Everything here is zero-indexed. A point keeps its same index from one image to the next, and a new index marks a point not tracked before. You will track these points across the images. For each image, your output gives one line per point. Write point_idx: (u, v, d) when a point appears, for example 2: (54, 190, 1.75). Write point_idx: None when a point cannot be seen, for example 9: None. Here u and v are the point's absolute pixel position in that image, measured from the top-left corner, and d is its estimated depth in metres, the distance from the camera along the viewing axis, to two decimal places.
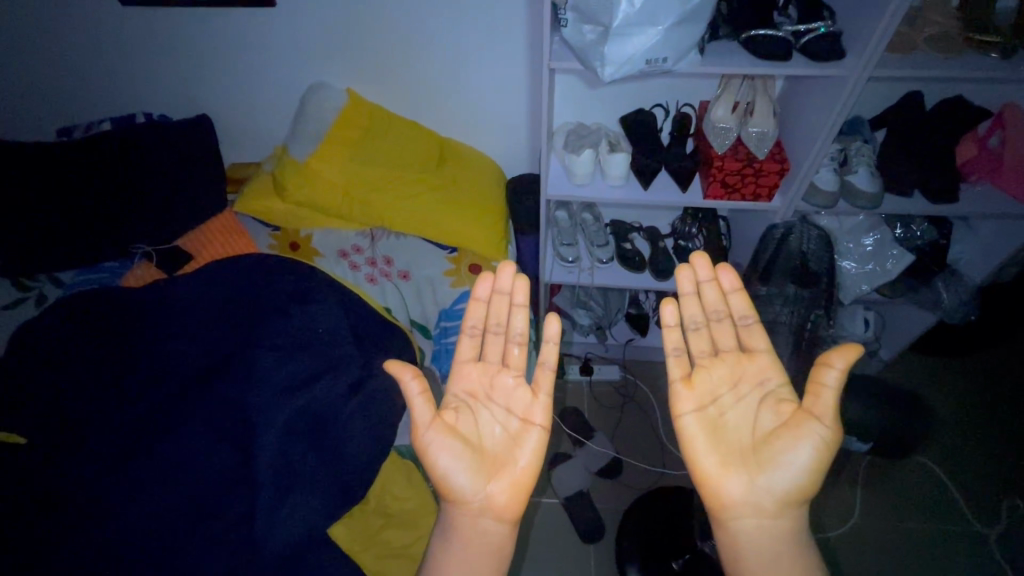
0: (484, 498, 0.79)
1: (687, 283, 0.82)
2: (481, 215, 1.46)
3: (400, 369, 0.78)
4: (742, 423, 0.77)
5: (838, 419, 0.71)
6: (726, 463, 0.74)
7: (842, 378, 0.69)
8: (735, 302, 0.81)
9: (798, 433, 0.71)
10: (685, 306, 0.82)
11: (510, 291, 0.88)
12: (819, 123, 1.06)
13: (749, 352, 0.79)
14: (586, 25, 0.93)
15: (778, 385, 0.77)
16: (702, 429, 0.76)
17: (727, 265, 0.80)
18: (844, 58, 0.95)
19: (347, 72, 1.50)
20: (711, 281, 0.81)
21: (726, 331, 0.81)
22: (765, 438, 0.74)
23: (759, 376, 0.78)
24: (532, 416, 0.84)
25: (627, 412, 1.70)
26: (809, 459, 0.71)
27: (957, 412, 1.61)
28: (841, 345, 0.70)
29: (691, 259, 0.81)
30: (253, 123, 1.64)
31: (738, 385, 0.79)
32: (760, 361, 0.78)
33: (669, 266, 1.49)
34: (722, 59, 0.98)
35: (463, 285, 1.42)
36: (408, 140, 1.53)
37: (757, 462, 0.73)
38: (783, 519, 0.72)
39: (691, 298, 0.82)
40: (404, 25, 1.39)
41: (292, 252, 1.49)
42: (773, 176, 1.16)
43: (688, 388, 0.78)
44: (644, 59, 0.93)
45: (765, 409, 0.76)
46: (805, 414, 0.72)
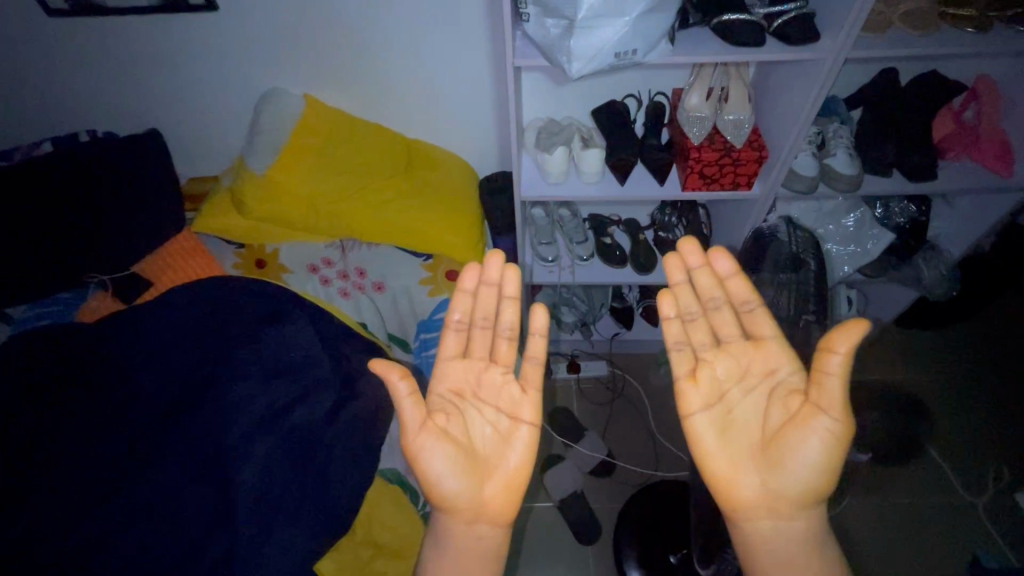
0: (479, 503, 0.76)
1: (678, 272, 0.81)
2: (454, 221, 1.41)
3: (386, 369, 0.74)
4: (751, 417, 0.76)
5: (846, 405, 0.68)
6: (735, 464, 0.74)
7: (844, 363, 0.67)
8: (741, 291, 0.79)
9: (806, 425, 0.70)
10: (681, 295, 0.81)
11: (499, 283, 0.84)
12: (796, 108, 1.03)
13: (758, 342, 0.77)
14: (549, 19, 0.88)
15: (788, 375, 0.75)
16: (712, 428, 0.76)
17: (722, 250, 0.79)
18: (820, 40, 0.92)
19: (302, 75, 1.42)
20: (703, 273, 0.81)
21: (699, 330, 0.80)
22: (775, 435, 0.72)
23: (767, 367, 0.76)
24: (521, 412, 0.80)
25: (617, 408, 1.67)
26: (823, 452, 0.69)
27: (942, 382, 1.63)
28: (843, 325, 0.66)
29: (681, 246, 0.81)
30: (207, 135, 1.55)
31: (745, 379, 0.77)
32: (771, 352, 0.76)
33: (651, 260, 1.46)
34: (695, 47, 0.93)
35: (442, 293, 1.37)
36: (374, 146, 1.46)
37: (767, 461, 0.73)
38: (798, 521, 0.72)
39: (684, 287, 0.81)
40: (359, 23, 1.31)
41: (259, 271, 1.42)
42: (752, 165, 1.12)
43: (694, 385, 0.77)
44: (614, 53, 0.88)
45: (773, 405, 0.74)
46: (812, 407, 0.69)
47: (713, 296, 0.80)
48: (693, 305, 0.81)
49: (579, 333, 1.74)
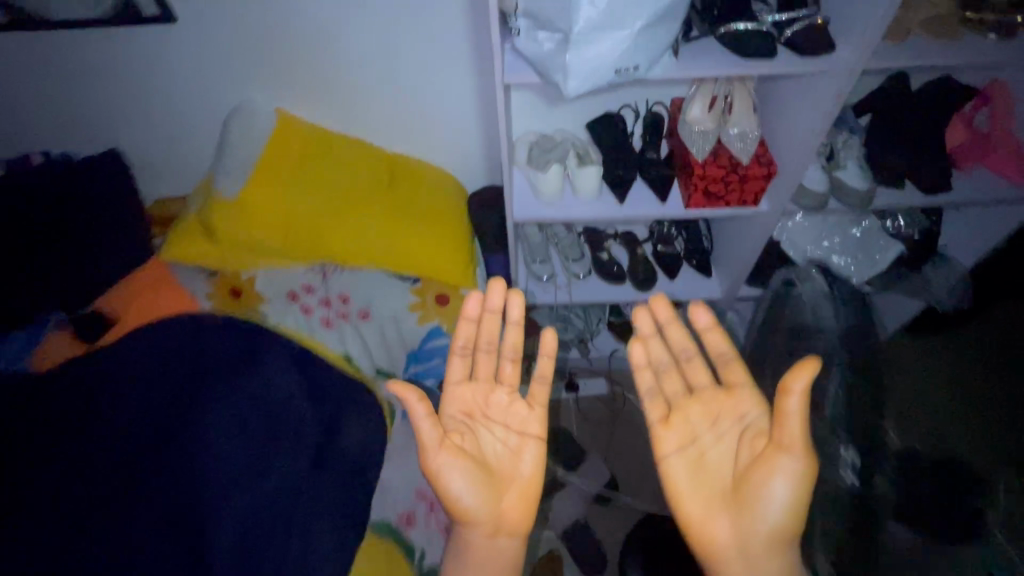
0: (496, 514, 0.75)
1: (647, 326, 0.86)
2: (443, 242, 1.33)
3: (404, 389, 0.71)
4: (723, 459, 0.78)
5: (807, 444, 0.70)
6: (709, 507, 0.77)
7: (804, 401, 0.69)
8: (713, 346, 0.81)
9: (772, 466, 0.72)
10: (652, 348, 0.86)
11: (502, 309, 0.80)
12: (806, 121, 0.95)
13: (729, 389, 0.80)
14: (542, 32, 0.79)
15: (757, 419, 0.77)
16: (685, 471, 0.78)
17: (698, 305, 0.80)
18: (835, 49, 0.84)
19: (273, 89, 1.32)
20: (673, 328, 0.85)
21: (671, 381, 0.84)
22: (743, 476, 0.75)
23: (737, 412, 0.79)
24: (529, 427, 0.79)
25: (619, 427, 1.60)
26: (790, 492, 0.71)
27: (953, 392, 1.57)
28: (795, 365, 0.69)
29: (649, 302, 0.85)
30: (173, 154, 1.44)
31: (717, 423, 0.80)
32: (741, 399, 0.78)
33: (650, 276, 1.39)
34: (701, 58, 0.85)
35: (432, 319, 1.29)
36: (353, 162, 1.36)
37: (737, 502, 0.75)
38: (776, 563, 0.73)
39: (654, 340, 0.86)
40: (332, 33, 1.21)
41: (233, 300, 1.31)
42: (759, 181, 1.05)
43: (667, 430, 0.80)
44: (614, 69, 0.80)
45: (742, 447, 0.77)
46: (775, 447, 0.72)
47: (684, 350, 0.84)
48: (664, 359, 0.85)
49: (576, 350, 1.67)
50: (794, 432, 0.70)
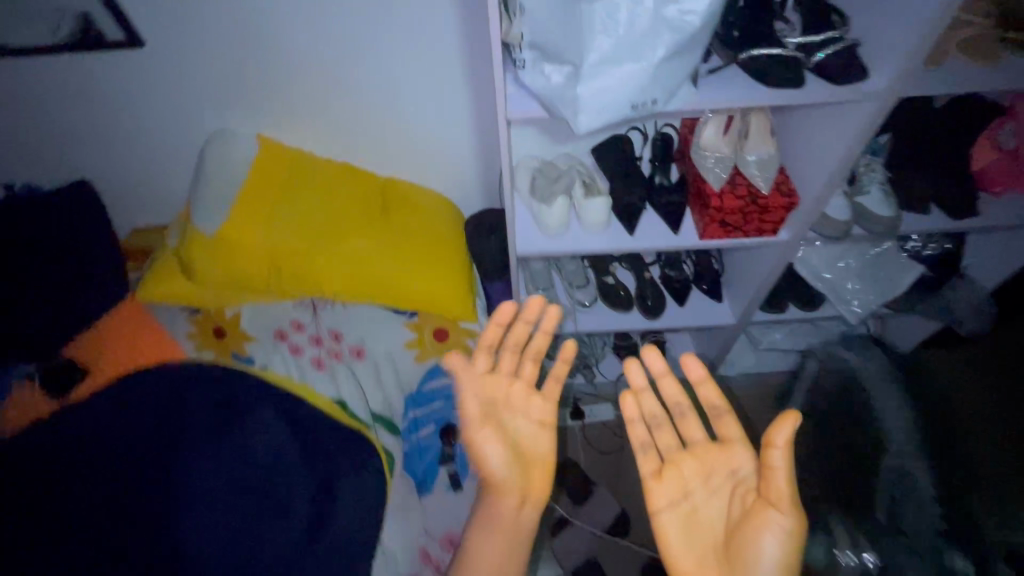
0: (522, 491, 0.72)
1: (638, 377, 0.75)
2: (441, 273, 1.25)
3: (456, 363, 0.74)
4: (717, 516, 0.68)
5: (796, 500, 0.63)
6: (700, 565, 0.68)
7: (788, 456, 0.62)
8: (707, 398, 0.71)
9: (759, 524, 0.63)
10: (644, 402, 0.75)
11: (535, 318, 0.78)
12: (832, 149, 0.88)
13: (725, 444, 0.70)
14: (550, 65, 0.71)
15: (751, 475, 0.68)
16: (676, 527, 0.69)
17: (689, 354, 0.71)
18: (869, 76, 0.77)
19: (254, 113, 1.22)
20: (667, 381, 0.74)
21: (665, 437, 0.74)
22: (732, 535, 0.66)
23: (730, 467, 0.69)
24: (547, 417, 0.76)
25: (627, 456, 1.54)
26: (781, 554, 0.62)
27: None
28: (778, 416, 0.62)
29: (641, 352, 0.74)
30: (147, 182, 1.34)
31: (709, 479, 0.70)
32: (734, 453, 0.69)
33: (659, 302, 1.32)
34: (723, 88, 0.78)
35: (431, 358, 1.21)
36: (342, 189, 1.28)
37: (729, 563, 0.65)
38: None
39: (647, 393, 0.75)
40: (315, 55, 1.12)
41: (216, 341, 1.22)
42: (779, 212, 0.98)
43: (659, 485, 0.71)
44: (629, 104, 0.72)
45: (735, 504, 0.67)
46: (762, 502, 0.64)
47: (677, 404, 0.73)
48: (659, 414, 0.75)
49: (581, 375, 1.61)
50: (780, 486, 0.62)
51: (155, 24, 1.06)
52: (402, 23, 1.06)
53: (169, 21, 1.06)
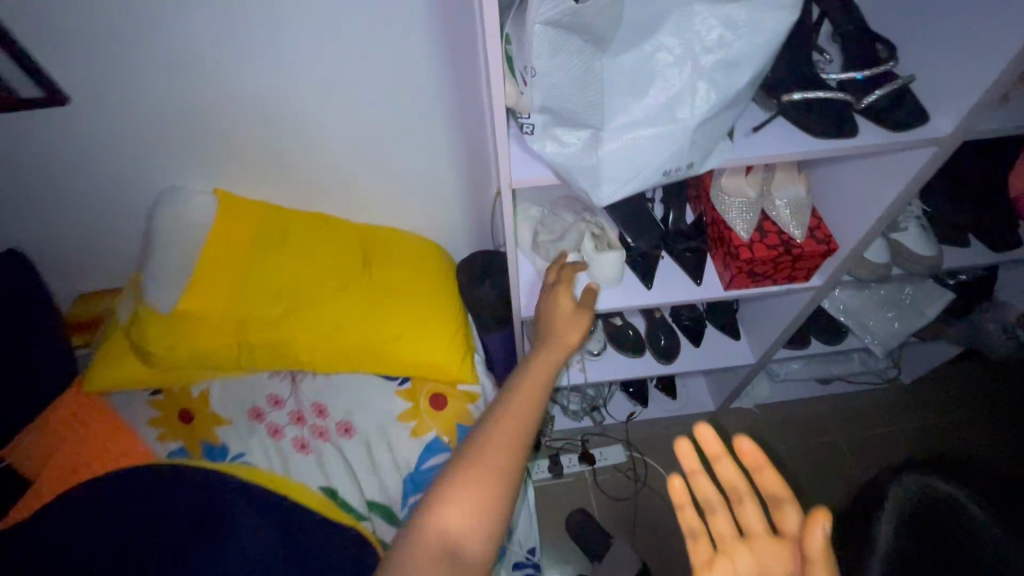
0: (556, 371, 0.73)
1: (692, 463, 0.52)
2: (434, 331, 1.11)
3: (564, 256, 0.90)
4: None
5: None
6: None
7: (830, 560, 0.44)
8: (768, 488, 0.50)
9: None
10: (700, 486, 0.52)
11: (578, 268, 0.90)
12: (876, 196, 0.78)
13: (785, 543, 0.48)
14: (565, 129, 0.58)
15: None
16: None
17: (745, 437, 0.50)
18: (928, 120, 0.66)
19: (208, 164, 1.07)
20: (726, 463, 0.52)
21: (722, 529, 0.51)
22: None
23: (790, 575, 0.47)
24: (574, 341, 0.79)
25: (643, 500, 1.43)
26: None
27: (1008, 431, 1.44)
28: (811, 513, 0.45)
29: (696, 431, 0.53)
30: (90, 243, 1.18)
31: None
32: (791, 557, 0.48)
33: (673, 343, 1.21)
34: (763, 141, 0.66)
35: (429, 431, 1.08)
36: (316, 243, 1.13)
37: None
38: None
39: (701, 477, 0.52)
40: (273, 104, 0.97)
41: (183, 426, 1.07)
42: (815, 259, 0.87)
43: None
44: (662, 170, 0.60)
45: None
46: None
47: (734, 493, 0.51)
48: (717, 504, 0.51)
49: (589, 417, 1.50)
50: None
51: (81, 76, 0.89)
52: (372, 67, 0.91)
53: (97, 73, 0.89)
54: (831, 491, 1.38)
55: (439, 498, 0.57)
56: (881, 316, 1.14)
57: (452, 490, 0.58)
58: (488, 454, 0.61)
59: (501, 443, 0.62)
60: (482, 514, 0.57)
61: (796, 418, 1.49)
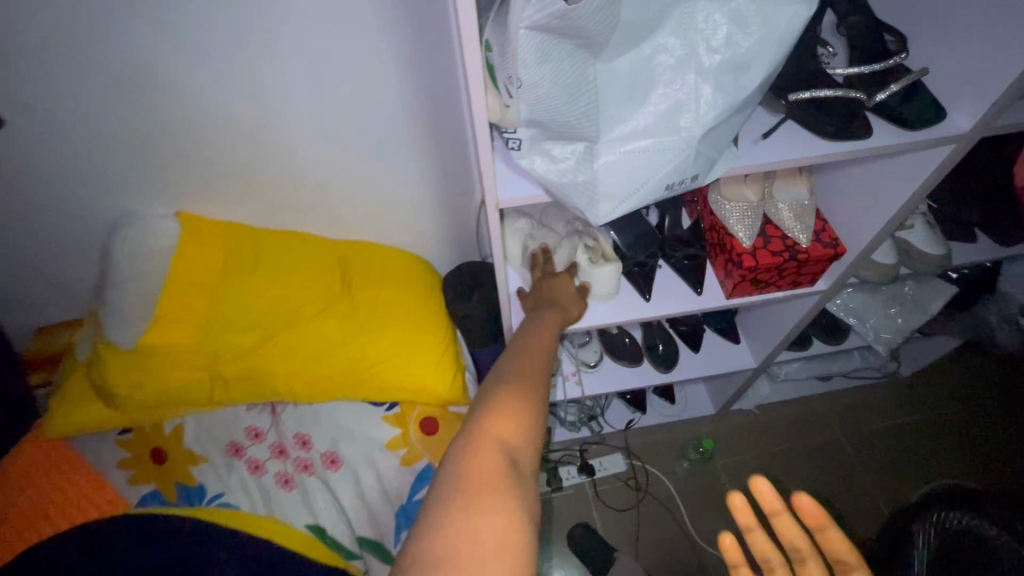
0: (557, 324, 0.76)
1: (749, 521, 0.44)
2: (423, 352, 1.04)
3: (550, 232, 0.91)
4: None
5: None
6: None
7: None
8: (835, 551, 0.43)
9: None
10: (756, 547, 0.44)
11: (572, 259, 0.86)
12: (886, 197, 0.73)
13: None
14: (555, 142, 0.53)
15: None
16: None
17: (812, 497, 0.42)
18: (944, 116, 0.62)
19: (168, 184, 0.99)
20: (787, 521, 0.44)
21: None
22: None
23: None
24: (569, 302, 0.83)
25: (646, 511, 1.37)
26: None
27: (1006, 421, 1.43)
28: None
29: (753, 486, 0.44)
30: (40, 271, 1.09)
31: None
32: None
33: (672, 351, 1.16)
34: (770, 146, 0.61)
35: (421, 458, 1.02)
36: (291, 263, 1.06)
37: None
38: None
39: (760, 538, 0.44)
40: (235, 120, 0.88)
41: (155, 466, 1.00)
42: (821, 264, 0.83)
43: None
44: (665, 185, 0.54)
45: None
46: None
47: (796, 555, 0.44)
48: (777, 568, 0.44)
49: (586, 427, 1.45)
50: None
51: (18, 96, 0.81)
52: (339, 81, 0.83)
53: (36, 91, 0.81)
54: (836, 491, 1.35)
55: (488, 411, 0.55)
56: (885, 314, 1.10)
57: (500, 404, 0.56)
58: (522, 384, 0.61)
59: (522, 373, 0.63)
60: (531, 431, 0.56)
61: (796, 417, 1.46)
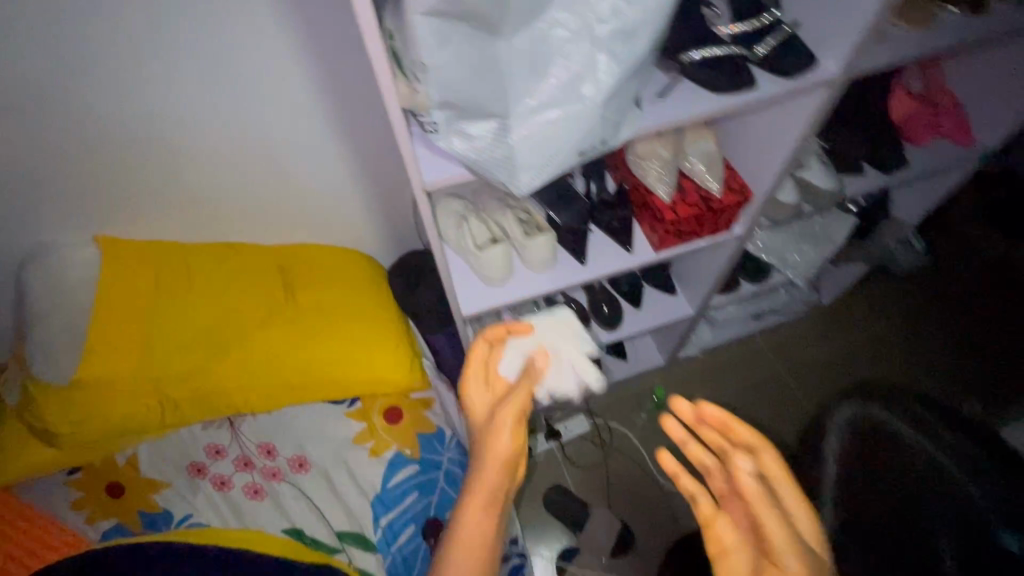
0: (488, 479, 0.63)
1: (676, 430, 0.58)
2: (376, 346, 1.06)
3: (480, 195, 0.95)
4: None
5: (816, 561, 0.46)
6: None
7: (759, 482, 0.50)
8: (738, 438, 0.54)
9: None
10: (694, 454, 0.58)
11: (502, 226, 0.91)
12: (781, 141, 0.80)
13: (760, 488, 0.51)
14: (470, 121, 0.55)
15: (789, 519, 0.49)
16: None
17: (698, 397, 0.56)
18: (816, 63, 0.69)
19: (80, 211, 0.94)
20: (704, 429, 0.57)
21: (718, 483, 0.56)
22: None
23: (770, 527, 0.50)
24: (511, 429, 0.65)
25: (613, 462, 1.45)
26: None
27: (914, 332, 1.60)
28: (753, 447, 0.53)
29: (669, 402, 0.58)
30: None
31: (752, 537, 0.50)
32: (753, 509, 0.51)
33: (616, 310, 1.22)
34: (669, 106, 0.66)
35: (389, 447, 1.04)
36: (225, 278, 1.04)
37: None
38: None
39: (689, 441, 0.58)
40: (142, 137, 0.85)
41: (113, 499, 0.97)
42: (734, 209, 0.90)
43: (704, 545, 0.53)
44: (576, 151, 0.58)
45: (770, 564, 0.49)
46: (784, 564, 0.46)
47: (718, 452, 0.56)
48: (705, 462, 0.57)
49: None
50: (804, 532, 0.48)
51: None
52: (246, 86, 0.81)
53: None
54: (777, 416, 1.48)
55: None
56: (799, 250, 1.20)
57: None
58: None
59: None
60: None
61: (735, 356, 1.58)
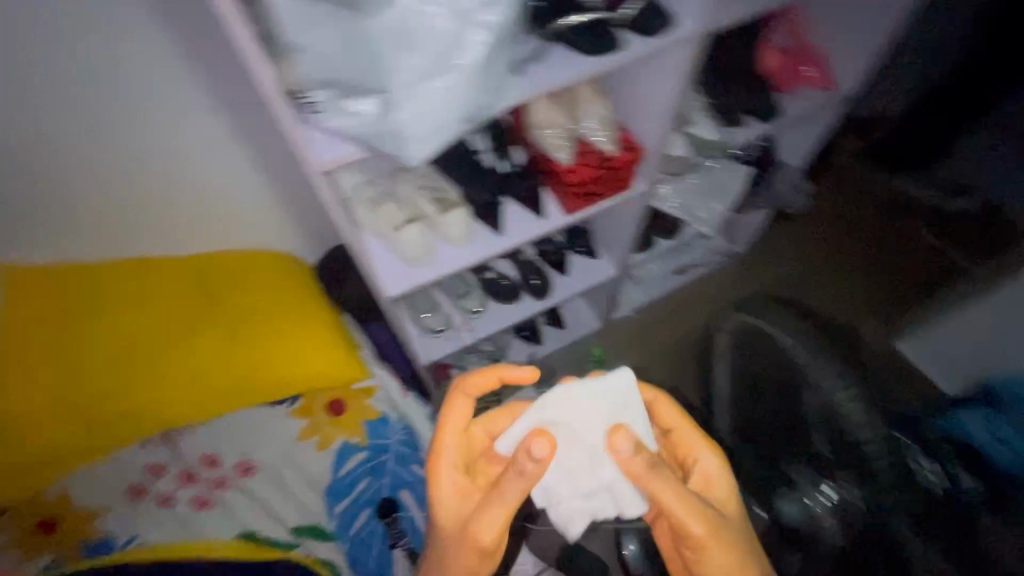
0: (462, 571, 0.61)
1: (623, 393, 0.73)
2: (308, 343, 1.06)
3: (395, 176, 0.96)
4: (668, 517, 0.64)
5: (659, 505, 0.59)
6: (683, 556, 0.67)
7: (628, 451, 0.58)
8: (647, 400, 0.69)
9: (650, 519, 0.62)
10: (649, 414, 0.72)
11: (416, 204, 0.94)
12: (660, 98, 0.87)
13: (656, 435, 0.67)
14: (353, 99, 0.58)
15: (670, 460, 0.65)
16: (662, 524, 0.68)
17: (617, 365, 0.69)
18: (673, 21, 0.75)
19: None
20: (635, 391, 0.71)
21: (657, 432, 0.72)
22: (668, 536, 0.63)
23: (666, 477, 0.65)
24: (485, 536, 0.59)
25: None
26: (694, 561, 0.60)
27: None
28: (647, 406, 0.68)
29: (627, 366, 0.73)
30: None
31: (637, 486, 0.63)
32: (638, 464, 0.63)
33: (545, 279, 1.27)
34: (547, 71, 0.70)
35: (335, 439, 1.05)
36: (138, 295, 1.01)
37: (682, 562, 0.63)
38: None
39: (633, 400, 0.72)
40: (17, 158, 0.81)
41: (49, 536, 0.93)
42: (630, 167, 0.97)
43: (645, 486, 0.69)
44: (460, 118, 0.62)
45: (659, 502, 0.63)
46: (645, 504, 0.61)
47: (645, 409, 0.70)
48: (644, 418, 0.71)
49: None
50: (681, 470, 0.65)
51: None
52: (129, 93, 0.79)
53: None
54: None
55: None
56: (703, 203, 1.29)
57: None
58: None
59: None
60: None
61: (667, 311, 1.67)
